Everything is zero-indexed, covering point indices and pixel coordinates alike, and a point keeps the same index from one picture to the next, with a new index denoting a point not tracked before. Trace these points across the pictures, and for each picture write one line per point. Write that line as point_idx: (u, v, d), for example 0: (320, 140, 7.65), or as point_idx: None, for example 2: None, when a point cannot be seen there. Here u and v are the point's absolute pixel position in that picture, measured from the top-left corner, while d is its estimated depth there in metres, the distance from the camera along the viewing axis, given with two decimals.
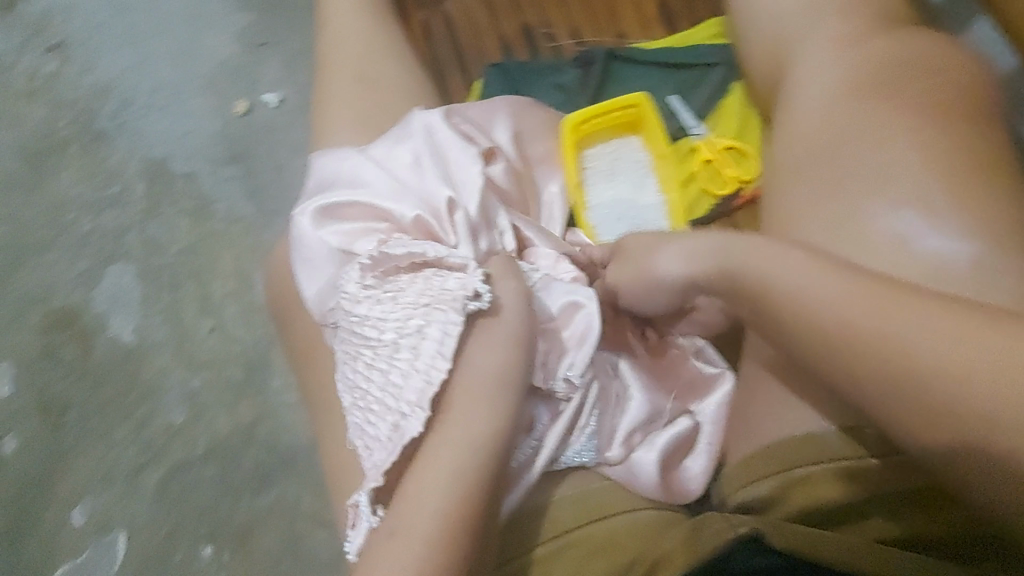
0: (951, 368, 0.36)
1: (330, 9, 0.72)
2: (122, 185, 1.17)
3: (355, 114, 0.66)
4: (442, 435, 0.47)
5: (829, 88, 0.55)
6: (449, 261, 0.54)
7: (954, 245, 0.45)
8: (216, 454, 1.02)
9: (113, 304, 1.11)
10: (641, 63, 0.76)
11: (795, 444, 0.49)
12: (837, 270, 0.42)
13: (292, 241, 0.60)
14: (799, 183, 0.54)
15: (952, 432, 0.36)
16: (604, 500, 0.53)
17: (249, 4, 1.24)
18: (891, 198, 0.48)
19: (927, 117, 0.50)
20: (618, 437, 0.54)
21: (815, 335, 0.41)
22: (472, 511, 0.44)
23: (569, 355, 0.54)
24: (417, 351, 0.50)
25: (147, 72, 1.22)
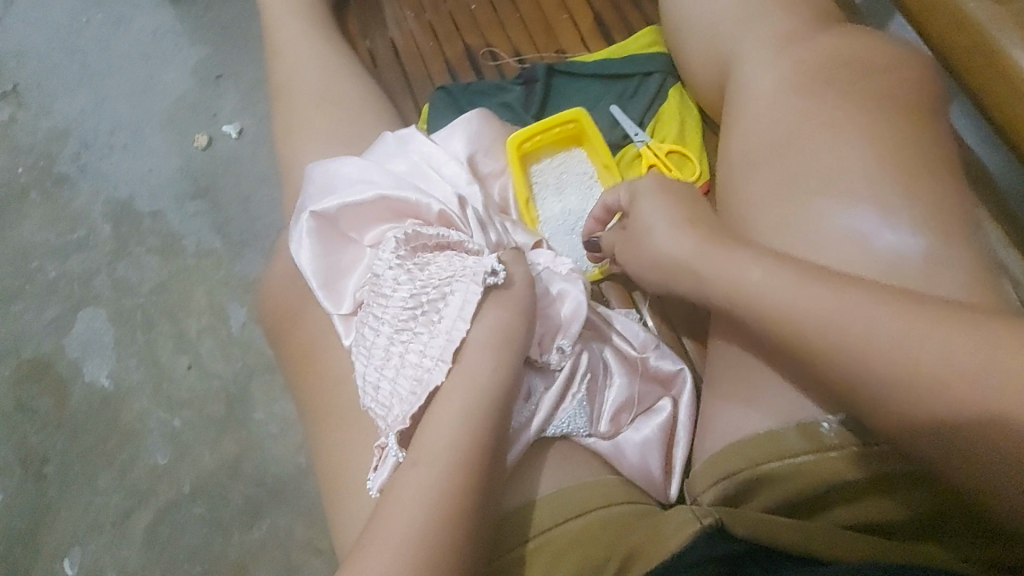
0: (910, 370, 0.39)
1: (278, 39, 0.72)
2: (87, 228, 1.15)
3: (309, 134, 0.65)
4: (429, 441, 0.47)
5: (770, 92, 0.55)
6: (468, 246, 0.57)
7: (908, 238, 0.46)
8: (204, 492, 1.01)
9: (86, 349, 1.09)
10: (581, 77, 0.73)
11: (760, 442, 0.48)
12: (806, 277, 0.44)
13: (304, 231, 0.59)
14: (754, 178, 0.54)
15: (915, 425, 0.39)
16: (578, 497, 0.51)
17: (203, 38, 1.23)
18: (842, 196, 0.49)
19: (876, 113, 0.51)
20: (607, 413, 0.56)
21: (789, 338, 0.43)
22: (463, 502, 0.45)
23: (562, 329, 0.56)
24: (441, 314, 0.52)
25: (105, 112, 1.21)
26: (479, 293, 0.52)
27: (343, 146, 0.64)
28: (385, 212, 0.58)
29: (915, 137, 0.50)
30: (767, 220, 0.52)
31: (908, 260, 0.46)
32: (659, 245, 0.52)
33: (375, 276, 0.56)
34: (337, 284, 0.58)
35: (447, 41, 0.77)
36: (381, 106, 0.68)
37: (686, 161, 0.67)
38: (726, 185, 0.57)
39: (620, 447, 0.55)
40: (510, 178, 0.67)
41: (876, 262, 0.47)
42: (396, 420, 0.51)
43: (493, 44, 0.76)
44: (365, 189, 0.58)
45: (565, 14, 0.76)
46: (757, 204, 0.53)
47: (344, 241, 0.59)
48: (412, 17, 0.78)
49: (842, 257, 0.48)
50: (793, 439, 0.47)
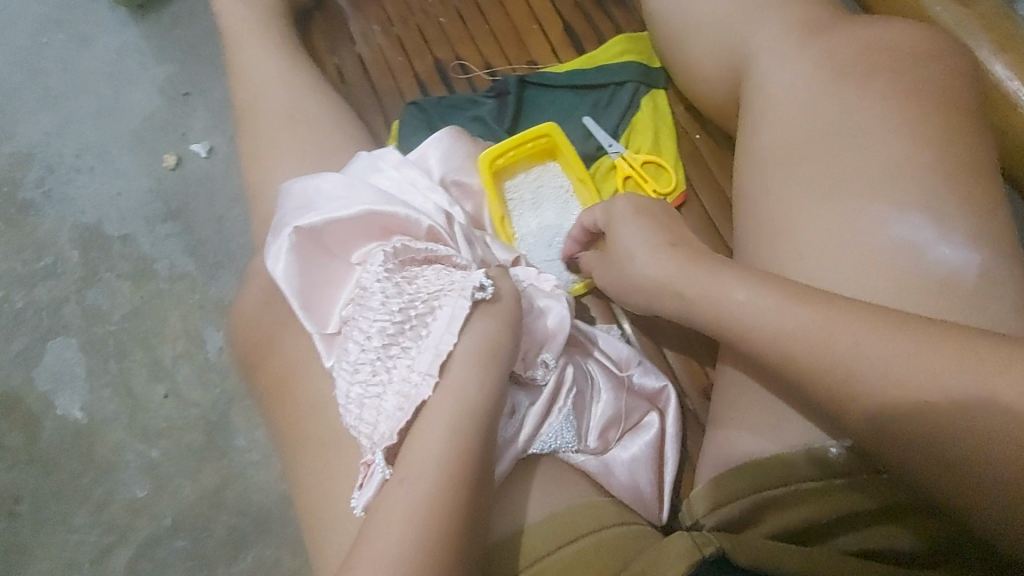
0: (898, 391, 0.39)
1: (242, 57, 0.70)
2: (54, 255, 1.11)
3: (275, 154, 0.62)
4: (412, 462, 0.44)
5: (797, 97, 0.55)
6: (455, 261, 0.54)
7: (961, 251, 0.48)
8: (185, 525, 0.97)
9: (57, 381, 1.05)
10: (553, 88, 0.71)
11: (765, 463, 0.48)
12: (792, 298, 0.43)
13: (284, 238, 0.55)
14: (789, 176, 0.53)
15: (907, 443, 0.39)
16: (571, 520, 0.48)
17: (169, 55, 1.20)
18: (894, 201, 0.50)
19: (927, 110, 0.51)
20: (595, 429, 0.54)
21: (777, 358, 0.43)
22: (453, 522, 0.42)
23: (546, 345, 0.53)
24: (428, 328, 0.49)
25: (69, 134, 1.17)
26: (468, 307, 0.49)
27: (310, 165, 0.62)
28: (374, 229, 0.55)
29: (957, 140, 0.51)
30: (807, 220, 0.52)
31: (959, 274, 0.47)
32: (630, 264, 0.52)
33: (361, 289, 0.52)
34: (318, 303, 0.54)
35: (417, 55, 0.75)
36: (350, 123, 0.66)
37: (662, 171, 0.66)
38: (750, 181, 0.56)
39: (609, 466, 0.53)
40: (484, 198, 0.65)
41: (930, 276, 0.47)
42: (383, 436, 0.47)
43: (464, 57, 0.75)
44: (353, 199, 0.55)
45: (536, 24, 0.75)
46: (792, 212, 0.53)
47: (326, 256, 0.55)
48: (380, 31, 0.77)
49: (894, 267, 0.48)
50: (801, 467, 0.46)
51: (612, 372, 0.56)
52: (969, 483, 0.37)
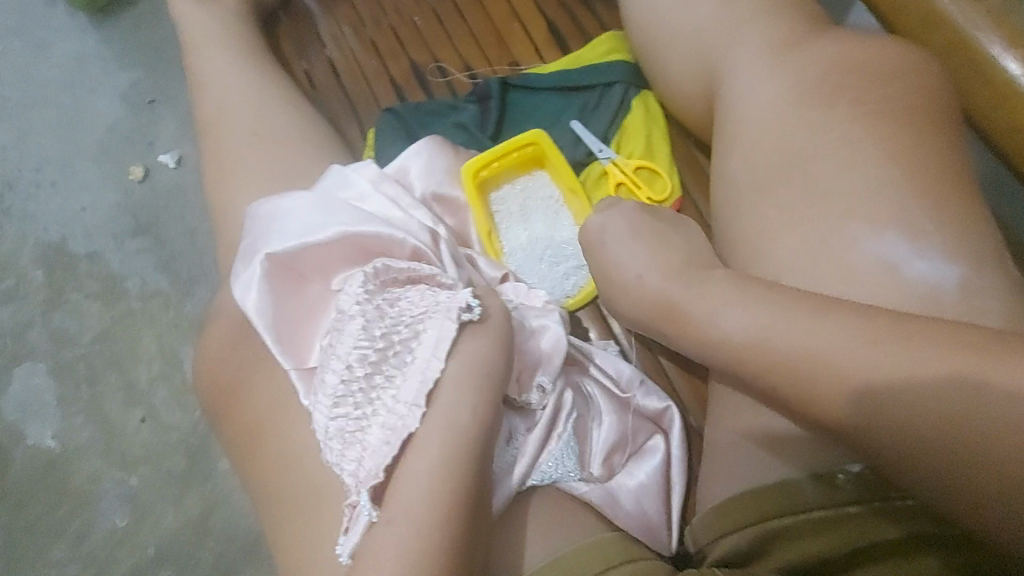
0: (897, 392, 0.35)
1: (206, 65, 0.65)
2: (17, 276, 1.06)
3: (244, 172, 0.58)
4: (404, 496, 0.40)
5: (763, 118, 0.49)
6: (439, 280, 0.50)
7: (941, 267, 0.42)
8: (169, 556, 0.93)
9: (26, 410, 1.00)
10: (538, 90, 0.68)
11: (770, 492, 0.42)
12: (772, 303, 0.41)
13: (253, 266, 0.50)
14: (764, 201, 0.48)
15: (904, 453, 0.35)
16: (574, 561, 0.43)
17: (131, 61, 1.14)
18: (870, 220, 0.44)
19: (910, 116, 0.46)
20: (598, 455, 0.49)
21: (759, 369, 0.41)
22: (455, 563, 0.38)
23: (541, 368, 0.49)
24: (413, 354, 0.44)
25: (28, 148, 1.11)
26: (455, 329, 0.44)
27: (282, 181, 0.58)
28: (353, 250, 0.51)
29: (929, 156, 0.45)
30: (782, 245, 0.46)
31: (942, 293, 0.41)
32: (626, 283, 0.50)
33: (338, 315, 0.48)
34: (297, 337, 0.50)
35: (391, 58, 0.72)
36: (321, 133, 0.62)
37: (654, 177, 0.63)
38: (722, 204, 0.51)
39: (614, 494, 0.49)
40: (469, 211, 0.62)
41: (907, 295, 0.42)
42: (368, 474, 0.41)
43: (441, 59, 0.71)
44: (327, 220, 0.51)
45: (517, 23, 0.72)
46: (762, 239, 0.48)
47: (302, 283, 0.51)
48: (351, 33, 0.72)
49: (877, 292, 0.42)
50: (810, 495, 0.41)
51: (613, 393, 0.52)
52: (989, 486, 0.33)
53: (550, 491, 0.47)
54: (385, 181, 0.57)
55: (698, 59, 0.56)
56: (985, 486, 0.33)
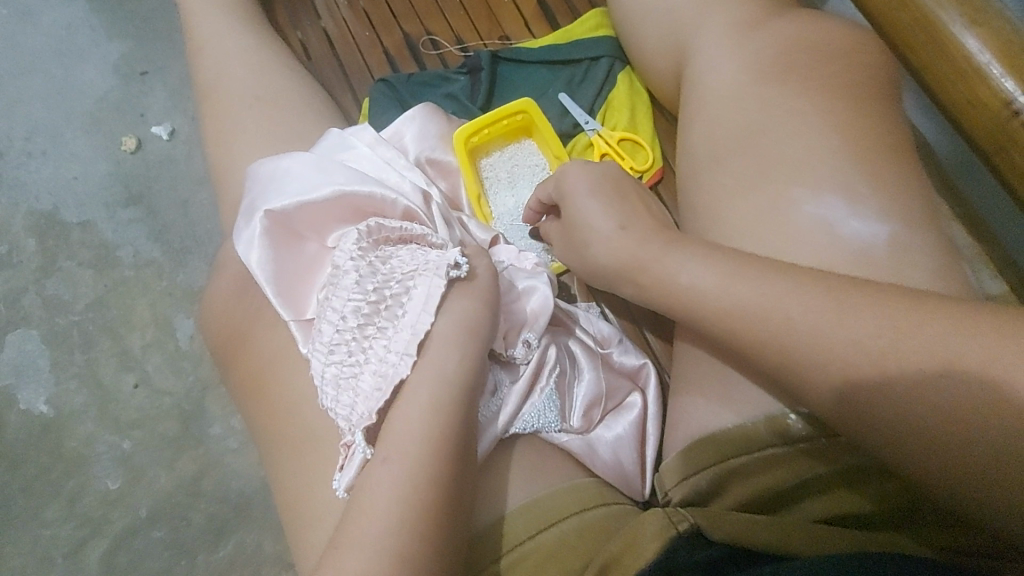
0: (855, 349, 0.37)
1: (203, 33, 0.67)
2: (9, 244, 1.07)
3: (240, 136, 0.60)
4: (397, 437, 0.42)
5: (732, 90, 0.52)
6: (431, 240, 0.52)
7: (874, 226, 0.44)
8: (162, 515, 0.96)
9: (19, 375, 1.01)
10: (526, 64, 0.70)
11: (730, 435, 0.45)
12: (730, 263, 0.44)
13: (254, 224, 0.53)
14: (726, 168, 0.50)
15: (850, 400, 0.38)
16: (551, 504, 0.46)
17: (122, 33, 1.14)
18: (815, 184, 0.46)
19: (870, 94, 0.49)
20: (579, 408, 0.52)
21: (721, 326, 0.43)
22: (441, 500, 0.41)
23: (527, 326, 0.52)
24: (403, 309, 0.46)
25: (17, 117, 1.12)
26: (443, 286, 0.47)
27: (277, 145, 0.60)
28: (347, 210, 0.53)
29: (871, 127, 0.47)
30: (740, 209, 0.49)
31: (875, 251, 0.44)
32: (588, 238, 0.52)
33: (334, 271, 0.50)
34: (294, 290, 0.52)
35: (384, 30, 0.73)
36: (315, 100, 0.64)
37: (637, 149, 0.66)
38: (689, 173, 0.54)
39: (592, 445, 0.52)
40: (460, 176, 0.65)
41: (845, 252, 0.44)
42: (361, 417, 0.44)
43: (433, 32, 0.73)
44: (322, 182, 0.53)
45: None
46: (721, 204, 0.50)
47: (298, 241, 0.53)
48: (345, 4, 0.74)
49: (823, 251, 0.45)
50: (762, 435, 0.44)
51: (594, 350, 0.56)
52: (939, 435, 0.35)
53: (531, 439, 0.50)
54: (384, 147, 0.60)
55: (675, 36, 0.58)
56: (935, 435, 0.35)
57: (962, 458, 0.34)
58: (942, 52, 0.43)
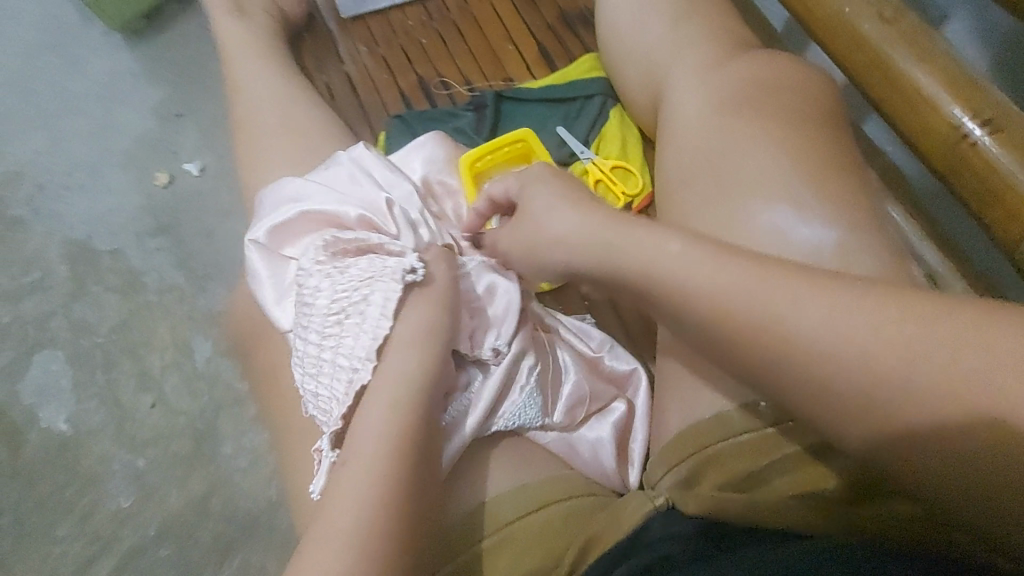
0: (850, 348, 0.37)
1: (239, 75, 0.74)
2: (42, 270, 1.14)
3: (266, 163, 0.67)
4: (362, 438, 0.46)
5: (699, 118, 0.57)
6: (389, 248, 0.56)
7: (821, 232, 0.49)
8: (170, 533, 0.98)
9: (42, 395, 1.06)
10: (527, 102, 0.77)
11: (705, 428, 0.49)
12: (728, 262, 0.43)
13: (249, 260, 0.60)
14: (693, 186, 0.55)
15: (841, 402, 0.37)
16: (542, 490, 0.51)
17: (161, 79, 1.24)
18: (768, 196, 0.51)
19: (824, 123, 0.54)
20: (562, 404, 0.56)
21: (716, 322, 0.42)
22: (404, 493, 0.44)
23: (494, 329, 0.56)
24: (363, 315, 0.50)
25: (58, 153, 1.21)
26: (398, 290, 0.51)
27: (299, 170, 0.66)
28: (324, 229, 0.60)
29: (831, 154, 0.52)
30: (704, 221, 0.53)
31: (820, 254, 0.48)
32: (541, 227, 0.53)
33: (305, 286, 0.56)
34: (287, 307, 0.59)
35: (400, 73, 0.81)
36: (333, 130, 0.70)
37: (629, 175, 0.71)
38: (662, 193, 0.59)
39: (574, 444, 0.56)
40: (462, 197, 0.69)
41: (797, 255, 0.49)
42: (333, 421, 0.49)
43: (444, 74, 0.80)
44: (298, 210, 0.59)
45: (513, 45, 0.81)
46: (687, 218, 0.55)
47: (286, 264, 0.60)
48: (366, 50, 0.82)
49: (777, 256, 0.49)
50: (735, 421, 0.48)
51: (584, 356, 0.59)
52: (934, 434, 0.35)
53: (519, 440, 0.54)
54: (365, 162, 0.64)
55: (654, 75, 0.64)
56: (930, 434, 0.35)
57: (946, 467, 0.35)
58: (893, 85, 0.48)
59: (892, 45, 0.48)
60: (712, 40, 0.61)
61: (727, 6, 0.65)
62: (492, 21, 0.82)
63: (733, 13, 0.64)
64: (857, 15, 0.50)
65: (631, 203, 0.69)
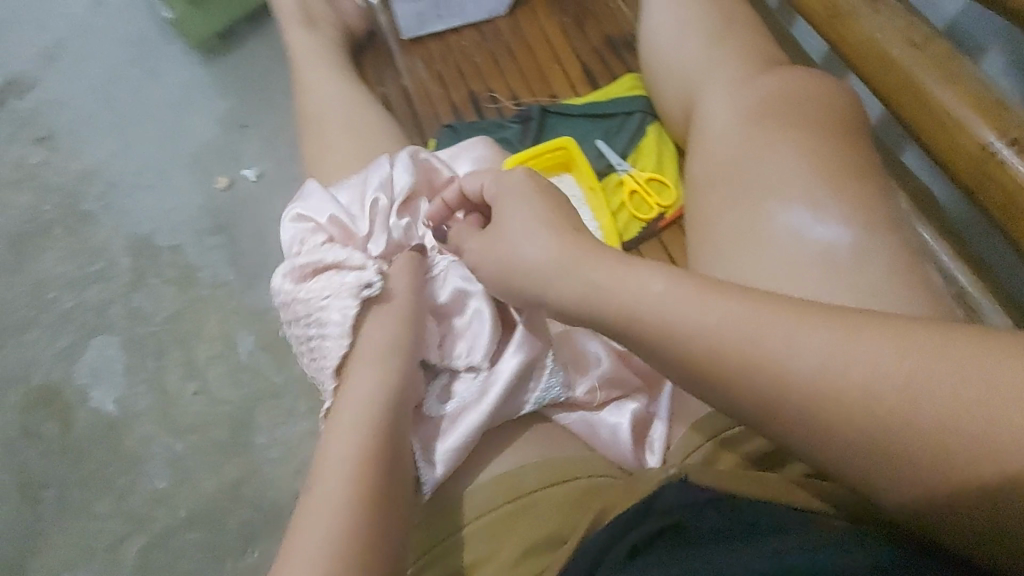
0: (855, 380, 0.33)
1: (306, 83, 0.81)
2: (107, 261, 1.22)
3: (325, 161, 0.72)
4: (331, 461, 0.48)
5: (724, 131, 0.59)
6: (347, 263, 0.58)
7: (837, 230, 0.51)
8: (201, 517, 1.02)
9: (95, 377, 1.13)
10: (572, 116, 0.81)
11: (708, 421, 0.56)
12: (714, 292, 0.39)
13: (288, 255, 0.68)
14: (714, 193, 0.58)
15: (848, 446, 0.33)
16: (566, 464, 0.55)
17: (230, 92, 1.34)
18: (786, 199, 0.54)
19: (849, 132, 0.56)
20: (586, 382, 0.59)
21: (707, 359, 0.37)
22: (368, 512, 0.45)
23: (463, 338, 0.60)
24: (329, 334, 0.56)
25: (131, 156, 1.31)
26: (355, 306, 0.56)
27: (355, 167, 0.71)
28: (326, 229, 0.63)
29: (857, 163, 0.54)
30: (724, 224, 0.56)
31: (836, 251, 0.51)
32: (515, 256, 0.48)
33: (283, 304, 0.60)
34: None
35: (453, 87, 0.86)
36: (387, 133, 0.75)
37: (663, 188, 0.75)
38: (688, 198, 0.62)
39: (595, 425, 0.58)
40: None
41: (811, 252, 0.51)
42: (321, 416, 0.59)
43: (493, 89, 0.85)
44: (301, 214, 0.63)
45: (559, 65, 0.86)
46: (708, 223, 0.58)
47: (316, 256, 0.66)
48: (423, 66, 0.87)
49: (791, 254, 0.52)
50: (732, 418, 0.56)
51: (613, 348, 0.61)
52: (959, 470, 0.31)
53: (541, 425, 0.58)
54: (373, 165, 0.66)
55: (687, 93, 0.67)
56: (954, 470, 0.31)
57: (969, 502, 0.31)
58: (923, 105, 0.50)
59: (922, 69, 0.50)
60: (750, 60, 0.63)
61: (765, 32, 0.68)
62: (541, 43, 0.87)
63: (771, 39, 0.67)
64: (888, 41, 0.53)
65: (664, 213, 0.74)
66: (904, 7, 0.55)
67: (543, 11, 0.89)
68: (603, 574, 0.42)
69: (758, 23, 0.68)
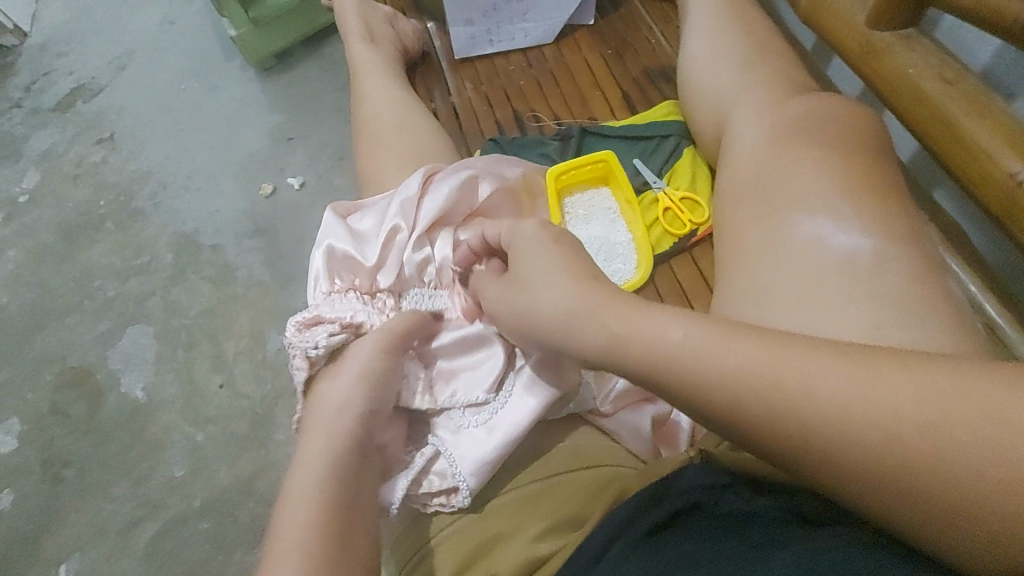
0: (880, 419, 0.32)
1: (361, 96, 0.87)
2: (151, 255, 1.28)
3: (374, 165, 0.77)
4: (286, 511, 0.47)
5: (750, 151, 0.64)
6: (323, 315, 0.60)
7: (858, 239, 0.53)
8: (213, 507, 1.03)
9: (126, 363, 1.17)
10: (610, 137, 0.85)
11: None
12: (730, 334, 0.38)
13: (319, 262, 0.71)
14: (741, 206, 0.62)
15: (870, 490, 0.32)
16: (592, 452, 0.59)
17: (282, 107, 1.42)
18: (809, 211, 0.56)
19: (874, 149, 0.59)
20: (612, 396, 0.61)
21: (725, 397, 0.36)
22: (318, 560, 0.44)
23: (455, 381, 0.62)
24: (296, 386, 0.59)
25: (184, 160, 1.39)
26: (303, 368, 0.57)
27: (400, 171, 0.75)
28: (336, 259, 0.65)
29: (883, 179, 0.57)
30: (750, 234, 0.60)
31: (859, 259, 0.52)
32: (535, 301, 0.46)
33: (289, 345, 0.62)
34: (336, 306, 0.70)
35: (498, 106, 0.91)
36: (433, 142, 0.80)
37: (696, 206, 0.79)
38: (718, 209, 0.66)
39: (621, 422, 0.62)
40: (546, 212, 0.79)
41: (833, 259, 0.53)
42: None
43: (537, 110, 0.90)
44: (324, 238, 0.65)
45: (599, 91, 0.91)
46: (737, 236, 0.61)
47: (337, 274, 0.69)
48: (471, 87, 0.93)
49: (809, 260, 0.54)
50: None
51: None
52: (995, 517, 0.29)
53: (566, 413, 0.61)
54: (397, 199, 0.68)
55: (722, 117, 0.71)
56: (990, 516, 0.29)
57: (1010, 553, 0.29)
58: (954, 137, 0.53)
59: (953, 103, 0.53)
60: (785, 89, 0.67)
61: (799, 67, 0.71)
62: (583, 70, 0.93)
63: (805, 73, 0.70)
64: (920, 77, 0.56)
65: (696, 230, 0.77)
66: (936, 45, 0.58)
67: (586, 43, 0.94)
68: (622, 544, 0.46)
69: (793, 58, 0.72)
